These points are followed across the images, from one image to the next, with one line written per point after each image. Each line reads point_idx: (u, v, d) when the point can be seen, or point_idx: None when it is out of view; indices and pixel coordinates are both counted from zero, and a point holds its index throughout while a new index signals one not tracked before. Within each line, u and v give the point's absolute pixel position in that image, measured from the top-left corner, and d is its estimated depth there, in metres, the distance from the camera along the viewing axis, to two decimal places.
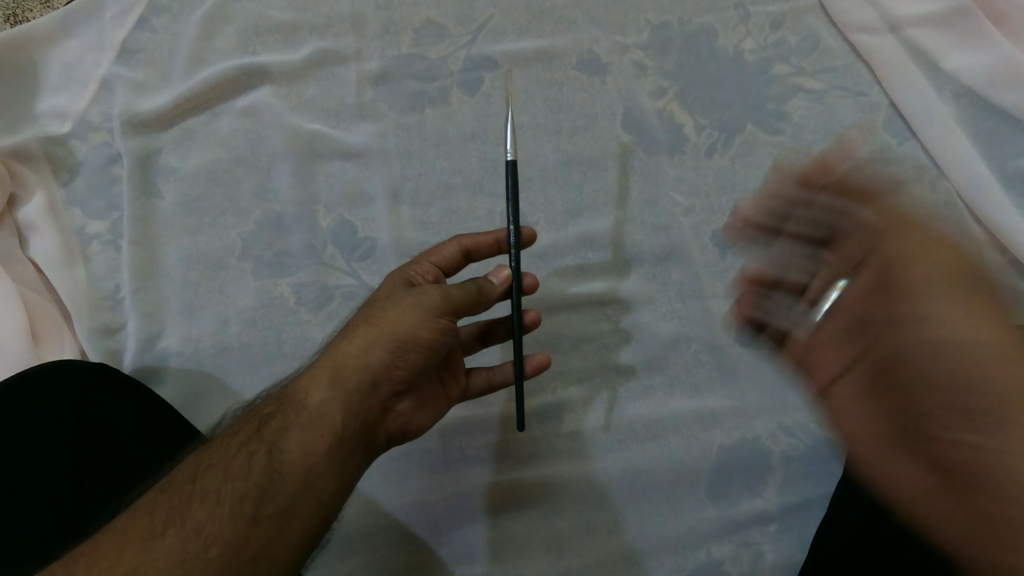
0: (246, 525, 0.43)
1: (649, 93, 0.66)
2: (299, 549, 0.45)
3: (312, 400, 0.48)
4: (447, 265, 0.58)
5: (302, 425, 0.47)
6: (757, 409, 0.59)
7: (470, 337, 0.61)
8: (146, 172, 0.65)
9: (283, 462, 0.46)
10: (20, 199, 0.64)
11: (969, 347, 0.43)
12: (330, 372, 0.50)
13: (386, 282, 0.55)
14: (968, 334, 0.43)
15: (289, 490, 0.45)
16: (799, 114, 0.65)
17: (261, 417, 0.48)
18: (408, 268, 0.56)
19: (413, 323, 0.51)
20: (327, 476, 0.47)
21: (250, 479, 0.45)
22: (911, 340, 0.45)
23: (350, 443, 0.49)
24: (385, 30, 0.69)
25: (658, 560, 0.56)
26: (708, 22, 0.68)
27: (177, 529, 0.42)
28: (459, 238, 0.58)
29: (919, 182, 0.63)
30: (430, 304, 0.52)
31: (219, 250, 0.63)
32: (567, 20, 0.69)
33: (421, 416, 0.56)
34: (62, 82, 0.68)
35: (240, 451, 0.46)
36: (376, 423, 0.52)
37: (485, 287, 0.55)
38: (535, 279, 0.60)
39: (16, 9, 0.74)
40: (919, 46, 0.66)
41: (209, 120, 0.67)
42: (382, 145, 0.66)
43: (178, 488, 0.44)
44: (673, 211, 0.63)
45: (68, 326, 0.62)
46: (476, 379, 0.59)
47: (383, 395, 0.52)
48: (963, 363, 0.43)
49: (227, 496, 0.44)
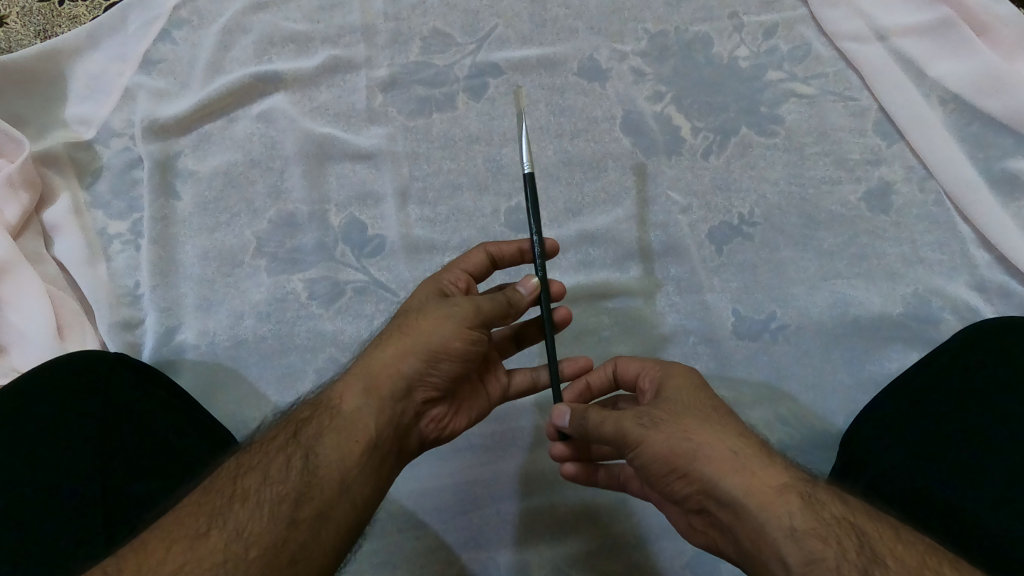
0: (283, 527, 0.43)
1: (648, 97, 0.69)
2: (335, 552, 0.45)
3: (346, 405, 0.49)
4: (476, 271, 0.58)
5: (337, 432, 0.48)
6: (754, 399, 0.61)
7: (504, 337, 0.61)
8: (165, 175, 0.68)
9: (318, 466, 0.46)
10: (47, 200, 0.67)
11: (668, 452, 0.44)
12: (362, 381, 0.50)
13: (419, 292, 0.56)
14: (661, 444, 0.45)
15: (325, 494, 0.45)
16: (792, 117, 0.68)
17: (297, 422, 0.48)
18: (441, 277, 0.57)
19: (443, 333, 0.51)
20: (362, 481, 0.47)
21: (288, 483, 0.45)
22: (634, 453, 0.46)
23: (384, 450, 0.49)
24: (395, 39, 0.72)
25: (659, 546, 0.57)
26: (704, 31, 0.71)
27: (219, 529, 0.42)
28: (485, 245, 0.59)
29: (908, 181, 0.65)
30: (463, 313, 0.52)
31: (234, 248, 0.66)
32: (569, 29, 0.72)
33: (458, 419, 0.56)
34: (88, 92, 0.71)
35: (278, 455, 0.46)
36: (410, 429, 0.52)
37: (515, 297, 0.54)
38: (563, 286, 0.61)
39: (47, 24, 0.77)
40: (906, 53, 0.68)
41: (226, 125, 0.70)
42: (391, 148, 0.69)
43: (220, 491, 0.44)
44: (670, 209, 0.66)
45: (89, 321, 0.64)
46: (519, 378, 0.59)
47: (418, 400, 0.52)
48: (671, 470, 0.45)
49: (267, 498, 0.44)
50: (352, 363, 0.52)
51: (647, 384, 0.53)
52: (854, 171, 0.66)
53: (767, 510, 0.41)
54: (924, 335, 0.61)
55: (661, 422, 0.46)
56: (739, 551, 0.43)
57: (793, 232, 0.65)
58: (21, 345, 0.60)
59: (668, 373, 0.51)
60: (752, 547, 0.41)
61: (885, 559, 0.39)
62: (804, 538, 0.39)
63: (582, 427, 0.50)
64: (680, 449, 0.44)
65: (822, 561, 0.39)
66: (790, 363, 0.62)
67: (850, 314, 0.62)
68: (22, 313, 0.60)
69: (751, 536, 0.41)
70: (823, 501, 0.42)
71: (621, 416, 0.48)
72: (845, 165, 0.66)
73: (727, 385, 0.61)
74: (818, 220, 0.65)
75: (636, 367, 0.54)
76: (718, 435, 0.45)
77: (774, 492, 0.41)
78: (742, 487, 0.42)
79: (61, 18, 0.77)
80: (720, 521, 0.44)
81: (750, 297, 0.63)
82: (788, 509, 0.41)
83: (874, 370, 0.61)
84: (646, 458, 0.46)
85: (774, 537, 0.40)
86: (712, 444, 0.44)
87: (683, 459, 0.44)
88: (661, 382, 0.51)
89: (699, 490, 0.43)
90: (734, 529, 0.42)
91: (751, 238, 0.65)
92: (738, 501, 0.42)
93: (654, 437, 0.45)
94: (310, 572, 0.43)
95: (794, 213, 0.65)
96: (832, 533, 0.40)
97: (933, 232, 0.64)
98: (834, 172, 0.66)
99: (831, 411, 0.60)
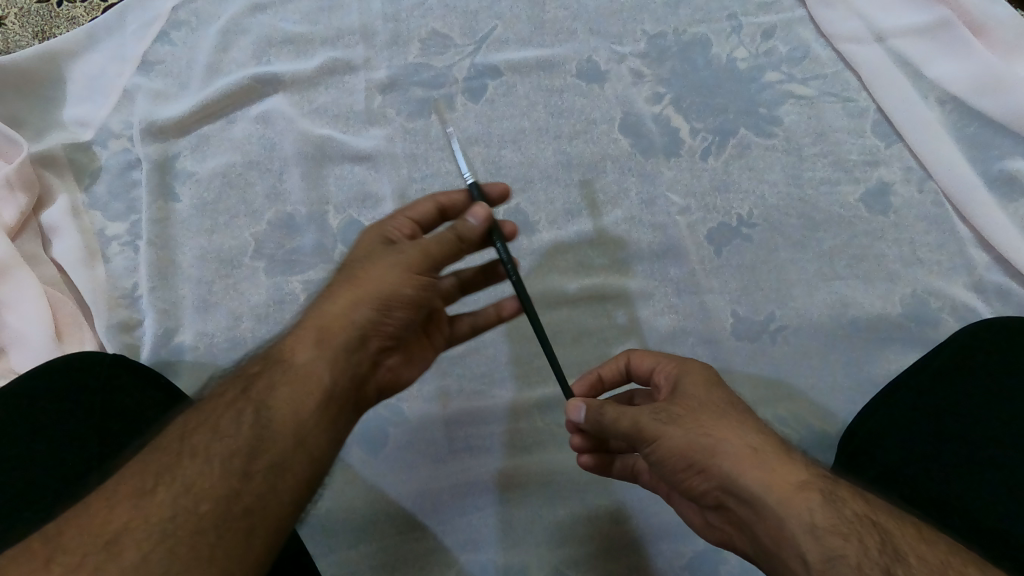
0: (236, 481, 0.42)
1: (646, 99, 0.69)
2: (293, 505, 0.44)
3: (297, 358, 0.48)
4: (424, 220, 0.56)
5: (289, 385, 0.47)
6: (754, 400, 0.61)
7: (450, 287, 0.60)
8: (164, 176, 0.68)
9: (270, 419, 0.45)
10: (45, 201, 0.67)
11: (687, 447, 0.44)
12: (312, 334, 0.49)
13: (363, 241, 0.54)
14: (680, 439, 0.44)
15: (278, 447, 0.44)
16: (791, 118, 0.68)
17: (246, 378, 0.47)
18: (385, 224, 0.55)
19: (391, 280, 0.50)
20: (319, 434, 0.46)
21: (238, 437, 0.43)
22: (651, 448, 0.45)
23: (339, 401, 0.48)
24: (393, 40, 0.72)
25: (658, 548, 0.57)
26: (702, 32, 0.71)
27: (165, 486, 0.40)
28: (435, 194, 0.57)
29: (907, 182, 0.65)
30: (411, 258, 0.51)
31: (233, 250, 0.66)
32: (567, 31, 0.72)
33: (408, 369, 0.56)
34: (87, 93, 0.71)
35: (227, 411, 0.45)
36: (366, 379, 0.52)
37: (465, 231, 0.52)
38: (513, 226, 0.59)
39: (45, 25, 0.77)
40: (903, 54, 0.69)
41: (225, 127, 0.70)
42: (389, 149, 0.69)
43: (165, 450, 0.43)
44: (669, 210, 0.66)
45: (88, 322, 0.63)
46: (462, 326, 0.60)
47: (372, 351, 0.51)
48: (688, 465, 0.44)
49: (216, 452, 0.42)
50: (300, 317, 0.51)
51: (662, 379, 0.51)
52: (853, 172, 0.66)
53: (789, 506, 0.40)
54: (923, 337, 0.61)
55: (680, 417, 0.45)
56: (758, 547, 0.43)
57: (792, 232, 0.65)
58: (19, 346, 0.60)
59: (685, 367, 0.50)
60: (772, 543, 0.41)
61: (906, 559, 0.39)
62: (824, 535, 0.39)
63: (598, 422, 0.48)
64: (698, 445, 0.43)
65: (844, 557, 0.38)
66: (789, 364, 0.61)
67: (849, 315, 0.62)
68: (20, 313, 0.60)
69: (772, 532, 0.41)
70: (844, 499, 0.41)
71: (638, 411, 0.47)
72: (844, 166, 0.66)
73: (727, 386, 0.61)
74: (817, 221, 0.65)
75: (650, 362, 0.53)
76: (736, 430, 0.44)
77: (795, 489, 0.41)
78: (763, 483, 0.41)
79: (59, 19, 0.77)
80: (740, 517, 0.43)
81: (749, 298, 0.63)
82: (807, 506, 0.40)
83: (874, 370, 0.61)
84: (663, 454, 0.45)
85: (795, 534, 0.40)
86: (732, 439, 0.43)
87: (702, 455, 0.43)
88: (677, 374, 0.50)
89: (719, 486, 0.43)
90: (753, 525, 0.42)
91: (750, 239, 0.65)
92: (759, 497, 0.41)
93: (673, 432, 0.44)
94: (267, 525, 0.42)
95: (793, 214, 0.65)
96: (855, 531, 0.39)
97: (931, 233, 0.64)
98: (832, 173, 0.66)
99: (831, 412, 0.60)
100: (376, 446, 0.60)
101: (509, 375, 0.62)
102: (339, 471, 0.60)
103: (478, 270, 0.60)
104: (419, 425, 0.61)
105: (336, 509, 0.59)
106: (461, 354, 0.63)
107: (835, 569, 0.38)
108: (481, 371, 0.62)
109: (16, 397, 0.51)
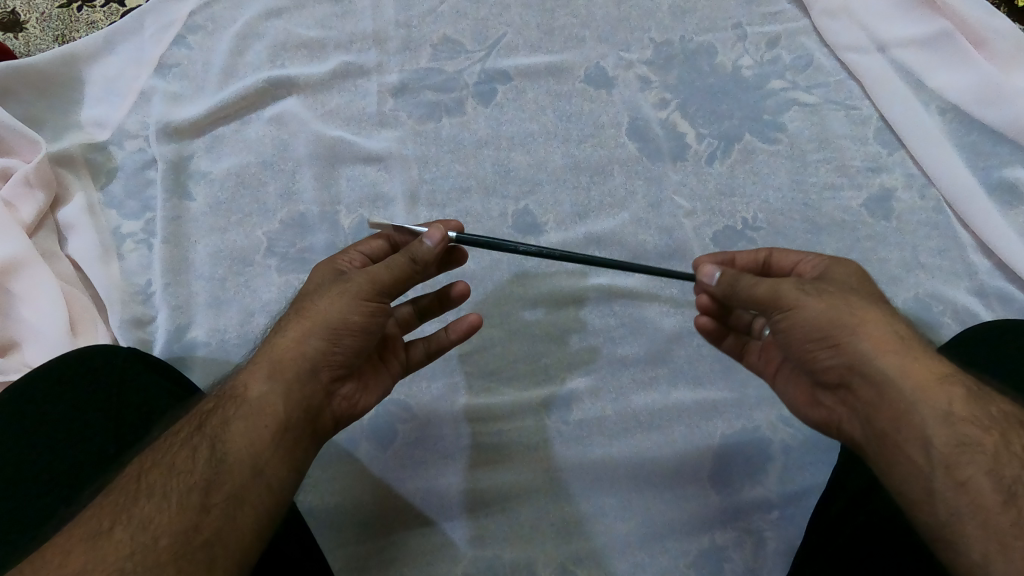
0: (193, 515, 0.41)
1: (654, 104, 0.71)
2: (254, 534, 0.43)
3: (251, 392, 0.47)
4: (374, 255, 0.58)
5: (244, 419, 0.46)
6: (758, 400, 0.62)
7: (407, 315, 0.61)
8: (179, 176, 0.69)
9: (227, 452, 0.44)
10: (62, 199, 0.68)
11: (826, 321, 0.46)
12: (266, 366, 0.48)
13: (315, 275, 0.55)
14: (817, 312, 0.47)
15: (236, 478, 0.44)
16: (795, 124, 0.69)
17: (201, 415, 0.46)
18: (336, 258, 0.56)
19: (341, 308, 0.50)
20: (277, 464, 0.46)
21: (195, 472, 0.43)
22: (784, 315, 0.48)
23: (296, 432, 0.48)
24: (405, 45, 0.73)
25: (663, 546, 0.58)
26: (708, 40, 0.73)
27: (123, 525, 0.40)
28: (388, 232, 0.59)
29: (908, 188, 0.67)
30: (358, 286, 0.51)
31: (246, 248, 0.67)
32: (576, 38, 0.74)
33: (369, 395, 0.55)
34: (104, 94, 0.72)
35: (182, 447, 0.44)
36: (323, 408, 0.51)
37: (418, 252, 0.51)
38: (463, 252, 0.60)
39: (65, 29, 0.79)
40: (906, 64, 0.70)
41: (239, 128, 0.71)
42: (401, 151, 0.70)
43: (122, 489, 0.42)
44: (676, 213, 0.67)
45: (102, 318, 0.64)
46: (418, 349, 0.60)
47: (327, 378, 0.51)
48: (822, 337, 0.46)
49: (173, 489, 0.42)
50: (255, 353, 0.50)
51: (809, 269, 0.53)
52: (855, 178, 0.67)
53: (924, 395, 0.43)
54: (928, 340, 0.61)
55: (822, 292, 0.47)
56: (869, 433, 0.45)
57: (796, 236, 0.66)
58: (34, 339, 0.60)
59: (831, 262, 0.52)
60: (892, 426, 0.43)
61: None
62: (958, 423, 0.41)
63: (730, 288, 0.51)
64: (840, 320, 0.46)
65: (971, 445, 0.41)
66: None
67: None
68: (36, 307, 0.61)
69: (895, 414, 0.43)
70: (989, 398, 0.43)
71: (776, 281, 0.49)
72: (847, 172, 0.68)
73: (731, 387, 0.62)
74: (820, 226, 0.66)
75: (795, 257, 0.55)
76: (882, 318, 0.46)
77: (936, 382, 0.43)
78: (899, 369, 0.44)
79: (78, 22, 0.79)
80: (858, 399, 0.46)
81: None
82: (947, 396, 0.42)
83: None
84: (800, 321, 0.47)
85: (926, 420, 0.42)
86: (874, 325, 0.45)
87: (841, 330, 0.46)
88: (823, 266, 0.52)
89: (848, 363, 0.45)
90: (873, 405, 0.44)
91: (755, 242, 0.66)
92: (893, 380, 0.44)
93: (813, 306, 0.47)
94: (229, 555, 0.41)
95: (797, 218, 0.66)
96: (995, 426, 0.42)
97: (932, 238, 0.65)
98: (836, 179, 0.67)
99: None
100: (384, 443, 0.61)
101: (518, 373, 0.63)
102: (347, 465, 0.61)
103: (434, 296, 0.61)
104: (427, 422, 0.62)
105: (344, 504, 0.60)
106: (469, 352, 0.64)
107: (965, 453, 0.41)
108: (489, 368, 0.63)
109: (49, 379, 0.51)
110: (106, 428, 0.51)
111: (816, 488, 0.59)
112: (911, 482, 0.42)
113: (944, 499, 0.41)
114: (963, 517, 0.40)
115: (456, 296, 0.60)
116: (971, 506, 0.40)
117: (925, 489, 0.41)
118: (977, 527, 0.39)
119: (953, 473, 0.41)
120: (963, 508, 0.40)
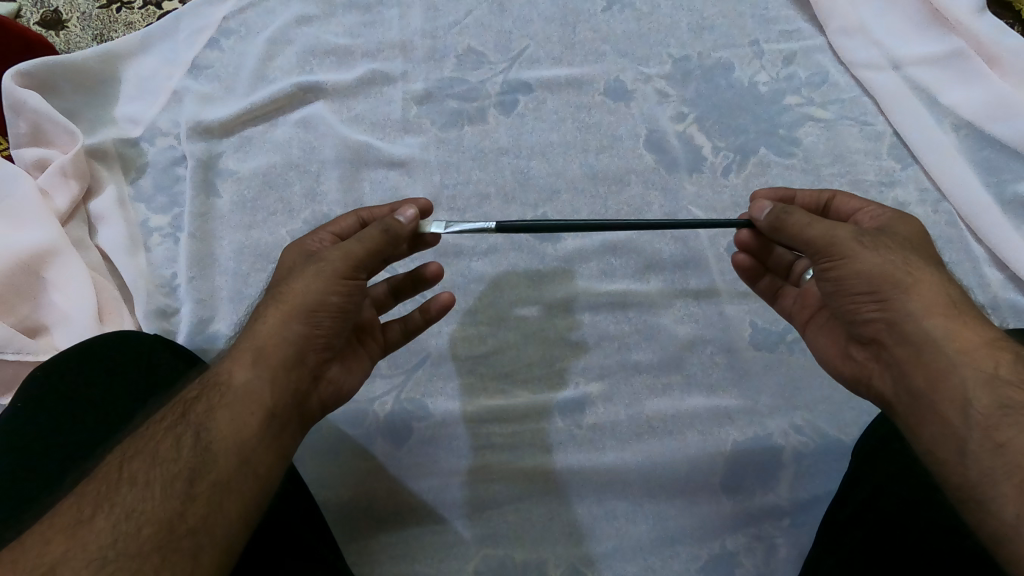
0: (178, 503, 0.41)
1: (671, 117, 0.72)
2: (240, 521, 0.44)
3: (235, 380, 0.48)
4: (345, 233, 0.59)
5: (228, 407, 0.46)
6: (771, 408, 0.62)
7: (381, 294, 0.63)
8: (207, 174, 0.71)
9: (211, 442, 0.44)
10: (94, 191, 0.70)
11: (879, 274, 0.49)
12: (248, 354, 0.49)
13: (287, 258, 0.56)
14: (870, 264, 0.49)
15: (222, 468, 0.44)
16: (810, 139, 0.71)
17: (185, 402, 0.47)
18: (307, 238, 0.57)
19: (314, 289, 0.51)
20: (261, 452, 0.46)
21: (180, 461, 0.43)
22: (838, 264, 0.50)
23: (279, 419, 0.48)
24: (431, 55, 0.76)
25: (674, 550, 0.58)
26: (726, 56, 0.75)
27: (105, 514, 0.40)
28: (358, 209, 0.60)
29: (921, 203, 0.68)
30: (333, 264, 0.51)
31: (270, 246, 0.68)
32: (597, 52, 0.76)
33: (350, 376, 0.56)
34: (138, 93, 0.75)
35: (166, 435, 0.44)
36: (307, 393, 0.51)
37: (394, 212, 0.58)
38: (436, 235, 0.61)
39: (104, 29, 0.83)
40: (919, 81, 0.72)
41: (267, 129, 0.73)
42: (423, 156, 0.72)
43: (103, 478, 0.42)
44: (691, 223, 0.68)
45: (128, 308, 0.66)
46: (392, 332, 0.61)
47: (312, 363, 0.51)
48: (870, 291, 0.49)
49: (156, 479, 0.42)
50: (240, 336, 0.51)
51: (868, 219, 0.56)
52: (869, 193, 0.69)
53: (966, 360, 0.45)
54: None
55: (877, 247, 0.50)
56: (904, 391, 0.48)
57: None
58: (63, 324, 0.61)
59: (893, 218, 0.55)
60: (928, 385, 0.46)
61: None
62: (1002, 386, 0.44)
63: (779, 223, 0.53)
64: (892, 278, 0.48)
65: (1013, 407, 0.43)
66: (806, 375, 0.63)
67: None
68: (67, 293, 0.62)
69: (936, 375, 0.46)
70: None
71: (833, 230, 0.51)
72: (861, 186, 0.69)
73: (744, 394, 0.63)
74: None
75: (856, 206, 0.58)
76: (936, 282, 0.49)
77: (982, 347, 0.45)
78: (945, 333, 0.46)
79: (117, 23, 0.84)
80: (892, 356, 0.49)
81: (769, 311, 0.65)
82: (993, 361, 0.45)
83: None
84: (854, 270, 0.50)
85: (968, 382, 0.45)
86: (927, 289, 0.48)
87: (891, 287, 0.48)
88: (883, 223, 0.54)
89: (892, 317, 0.48)
90: (911, 367, 0.47)
91: None
92: (939, 343, 0.46)
93: (866, 258, 0.49)
94: (214, 543, 0.42)
95: None
96: None
97: (947, 251, 0.66)
98: (850, 193, 0.69)
99: (846, 422, 0.61)
100: (400, 440, 0.62)
101: (532, 375, 0.64)
102: (362, 461, 0.61)
103: (408, 276, 0.62)
104: (441, 421, 0.62)
105: (359, 499, 0.60)
106: (486, 353, 0.64)
107: (1010, 414, 0.43)
108: (504, 369, 0.64)
109: (53, 370, 0.52)
110: (109, 415, 0.51)
111: (827, 497, 0.59)
112: (948, 440, 0.44)
113: (978, 458, 0.43)
114: (997, 477, 0.41)
115: (430, 276, 0.61)
116: (1007, 468, 0.41)
117: (958, 449, 0.44)
118: (1011, 486, 0.41)
119: (992, 433, 0.43)
120: (997, 470, 0.42)
